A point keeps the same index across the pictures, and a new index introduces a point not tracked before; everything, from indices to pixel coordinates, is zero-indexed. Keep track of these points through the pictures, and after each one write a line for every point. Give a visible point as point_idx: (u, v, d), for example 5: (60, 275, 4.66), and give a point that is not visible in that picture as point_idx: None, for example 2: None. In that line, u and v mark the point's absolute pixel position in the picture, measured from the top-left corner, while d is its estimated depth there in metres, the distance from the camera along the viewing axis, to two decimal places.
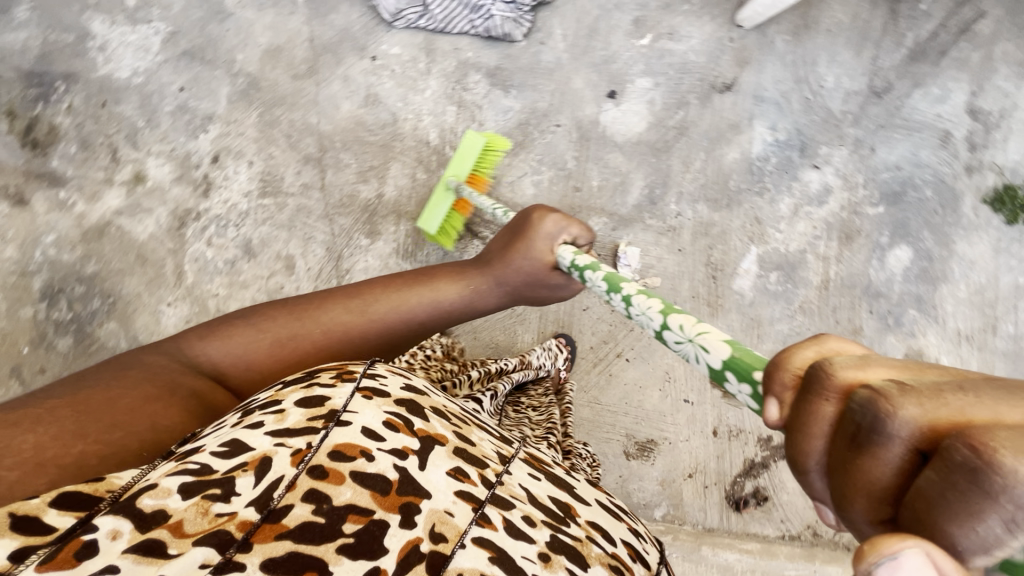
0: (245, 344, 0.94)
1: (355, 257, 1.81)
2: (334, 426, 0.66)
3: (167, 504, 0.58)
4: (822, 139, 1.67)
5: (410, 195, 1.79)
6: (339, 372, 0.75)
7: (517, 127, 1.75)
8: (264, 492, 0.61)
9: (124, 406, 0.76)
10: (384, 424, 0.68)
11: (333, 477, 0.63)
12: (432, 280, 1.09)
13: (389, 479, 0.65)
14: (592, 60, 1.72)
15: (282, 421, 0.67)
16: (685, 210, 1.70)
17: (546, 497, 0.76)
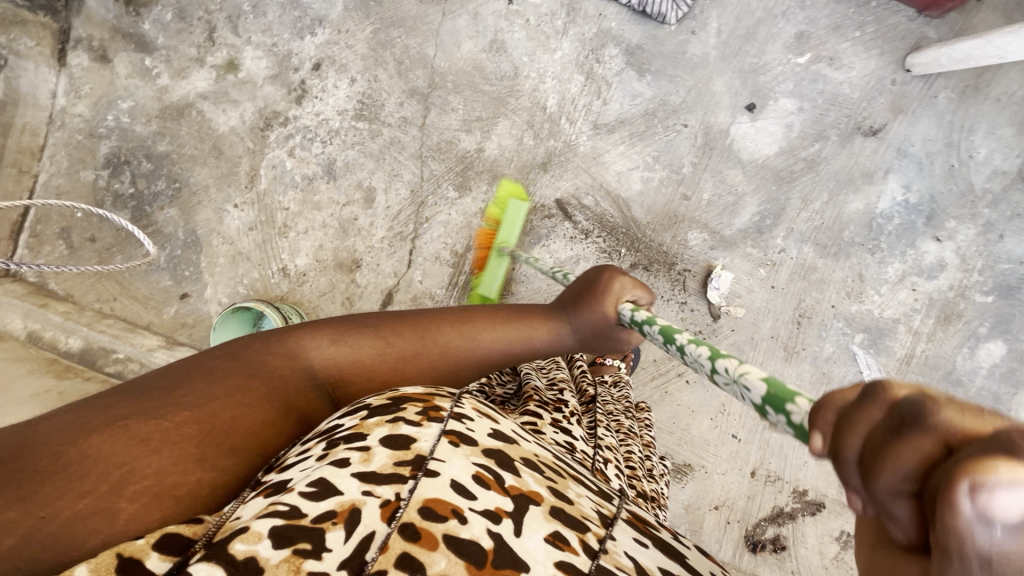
0: (368, 355, 0.79)
1: (438, 207, 1.73)
2: (422, 477, 0.57)
3: (257, 552, 0.48)
4: (953, 213, 1.57)
5: (511, 157, 1.69)
6: (425, 406, 0.66)
7: (641, 115, 1.64)
8: (356, 551, 0.50)
9: (271, 396, 0.69)
10: (474, 479, 0.59)
11: (424, 539, 0.52)
12: (523, 309, 0.90)
13: (484, 546, 0.53)
14: (741, 66, 1.60)
15: (368, 461, 0.57)
16: (791, 248, 1.62)
17: (656, 568, 0.61)
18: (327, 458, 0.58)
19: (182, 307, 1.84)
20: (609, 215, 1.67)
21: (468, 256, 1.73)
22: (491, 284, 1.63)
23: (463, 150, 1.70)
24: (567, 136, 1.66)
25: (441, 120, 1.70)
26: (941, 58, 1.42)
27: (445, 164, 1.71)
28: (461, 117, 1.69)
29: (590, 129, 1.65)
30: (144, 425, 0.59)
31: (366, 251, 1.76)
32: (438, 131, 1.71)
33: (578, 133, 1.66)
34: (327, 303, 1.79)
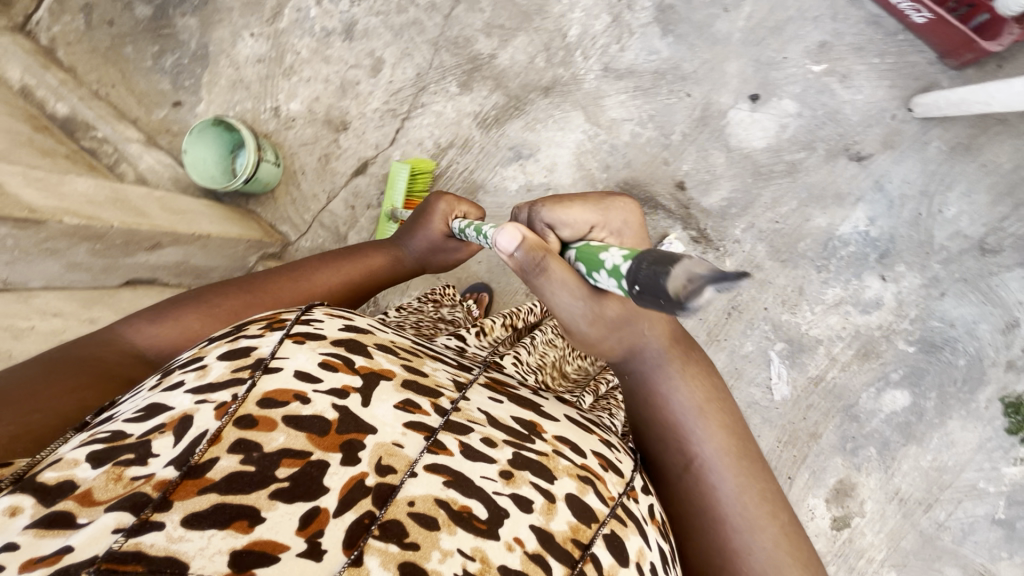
0: (200, 322, 0.78)
1: (436, 97, 1.77)
2: (260, 374, 0.55)
3: (73, 475, 0.48)
4: (905, 258, 1.61)
5: (518, 73, 1.74)
6: (269, 321, 0.64)
7: (651, 73, 1.68)
8: (188, 448, 0.50)
9: (80, 371, 0.67)
10: (320, 365, 0.58)
11: (263, 423, 0.53)
12: (361, 251, 1.02)
13: (327, 420, 0.55)
14: (759, 56, 1.63)
15: (203, 375, 0.56)
16: (745, 242, 1.66)
17: (510, 419, 0.66)
18: (161, 384, 0.57)
19: (170, 114, 1.88)
20: (588, 156, 1.72)
21: (448, 152, 1.78)
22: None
23: (477, 52, 1.75)
24: (577, 71, 1.71)
25: (467, 16, 1.75)
26: (942, 100, 1.47)
27: (457, 59, 1.76)
28: (485, 20, 1.74)
29: (599, 70, 1.70)
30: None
31: (357, 117, 1.82)
32: (460, 26, 1.75)
33: (587, 69, 1.71)
34: (305, 154, 1.84)
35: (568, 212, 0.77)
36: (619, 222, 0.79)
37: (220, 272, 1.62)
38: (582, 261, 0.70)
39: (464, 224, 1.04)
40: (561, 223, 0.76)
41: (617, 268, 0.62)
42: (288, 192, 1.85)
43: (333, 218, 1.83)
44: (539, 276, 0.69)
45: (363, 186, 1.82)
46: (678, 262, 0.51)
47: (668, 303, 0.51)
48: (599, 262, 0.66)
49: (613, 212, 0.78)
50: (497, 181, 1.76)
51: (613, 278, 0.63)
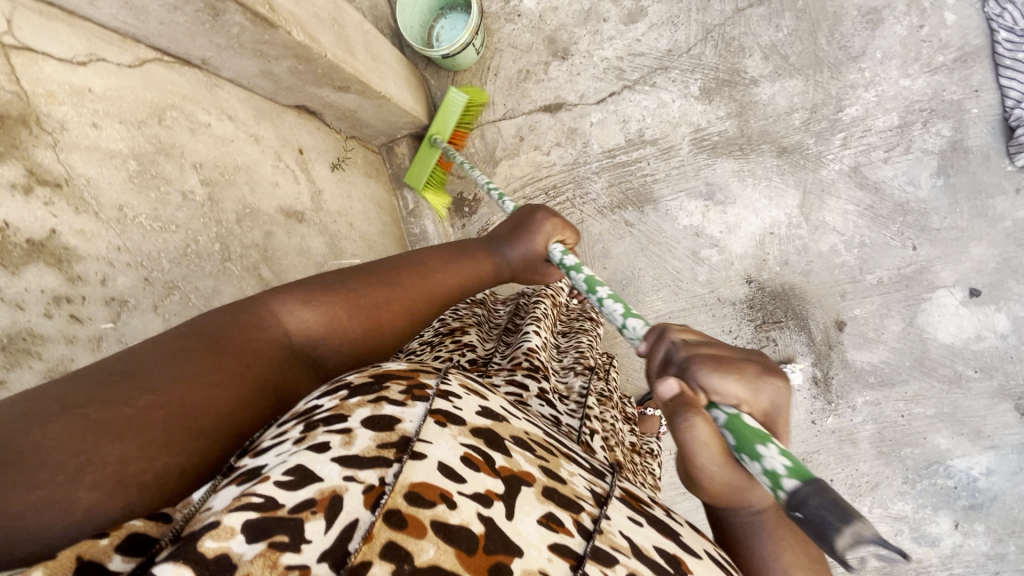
0: (348, 312, 0.68)
1: (670, 85, 1.56)
2: (407, 458, 0.46)
3: (231, 549, 0.37)
4: (991, 523, 1.51)
5: (766, 115, 1.52)
6: (409, 382, 0.55)
7: (895, 202, 1.47)
8: (342, 544, 0.40)
9: (240, 354, 0.56)
10: (461, 460, 0.49)
11: (412, 526, 0.42)
12: (477, 257, 0.89)
13: (474, 534, 0.44)
14: (1012, 257, 1.43)
15: (348, 443, 0.47)
16: (858, 413, 1.55)
17: (652, 549, 0.54)
18: (302, 437, 0.48)
19: None
20: (772, 240, 1.55)
21: (645, 147, 1.60)
22: (421, 172, 1.58)
23: (742, 67, 1.52)
24: (825, 151, 1.50)
25: (757, 24, 1.50)
26: None
27: (717, 62, 1.53)
28: (773, 40, 1.50)
29: (847, 165, 1.49)
30: (73, 413, 0.43)
31: (581, 54, 1.61)
32: (743, 30, 1.51)
33: (836, 156, 1.49)
34: (507, 58, 1.64)
35: (732, 376, 0.52)
36: (781, 406, 0.53)
37: (371, 130, 1.49)
38: (730, 431, 0.51)
39: (569, 258, 0.90)
40: (718, 383, 0.52)
41: (778, 477, 0.46)
42: (469, 84, 1.67)
43: (495, 137, 1.68)
44: (683, 432, 0.52)
45: (543, 126, 1.65)
46: (852, 521, 0.40)
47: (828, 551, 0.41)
48: (752, 451, 0.49)
49: (778, 391, 0.53)
50: (672, 206, 1.60)
51: (760, 466, 0.48)
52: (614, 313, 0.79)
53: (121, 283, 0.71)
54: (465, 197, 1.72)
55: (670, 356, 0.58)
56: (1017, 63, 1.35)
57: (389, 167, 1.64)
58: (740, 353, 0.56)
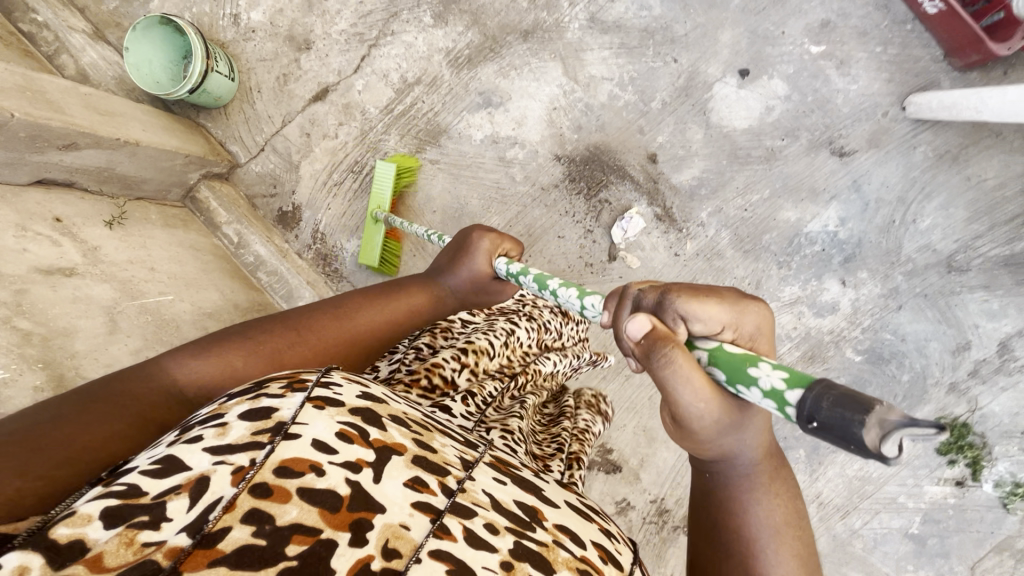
0: (243, 359, 0.69)
1: (407, 26, 1.64)
2: (279, 440, 0.45)
3: (85, 535, 0.37)
4: (870, 265, 1.54)
5: (499, 10, 1.60)
6: (290, 378, 0.51)
7: (640, 30, 1.55)
8: (201, 513, 0.40)
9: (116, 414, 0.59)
10: (340, 435, 0.47)
11: (278, 492, 0.42)
12: (404, 287, 0.94)
13: (338, 495, 0.44)
14: (755, 26, 1.52)
15: (221, 435, 0.45)
16: (709, 226, 1.58)
17: (511, 503, 0.53)
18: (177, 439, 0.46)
19: (121, 7, 1.72)
20: (559, 113, 1.61)
21: (413, 89, 1.66)
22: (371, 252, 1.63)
23: None
24: (562, 16, 1.58)
25: None
26: (936, 101, 1.39)
27: None
28: None
29: (584, 20, 1.57)
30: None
31: (322, 37, 1.68)
32: None
33: (573, 16, 1.57)
34: (262, 71, 1.71)
35: (704, 298, 0.58)
36: (763, 330, 0.59)
37: (152, 184, 1.52)
38: (720, 368, 0.56)
39: (514, 267, 0.94)
40: (694, 312, 0.58)
41: (779, 392, 0.49)
42: (241, 110, 1.73)
43: (287, 146, 1.73)
44: (664, 370, 0.55)
45: (321, 114, 1.70)
46: (869, 407, 0.41)
47: (866, 454, 0.41)
48: (747, 373, 0.53)
49: (757, 319, 0.59)
50: (462, 128, 1.65)
51: (758, 390, 0.52)
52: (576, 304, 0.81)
53: None
54: (285, 210, 1.75)
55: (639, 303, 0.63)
56: None
57: (200, 215, 1.68)
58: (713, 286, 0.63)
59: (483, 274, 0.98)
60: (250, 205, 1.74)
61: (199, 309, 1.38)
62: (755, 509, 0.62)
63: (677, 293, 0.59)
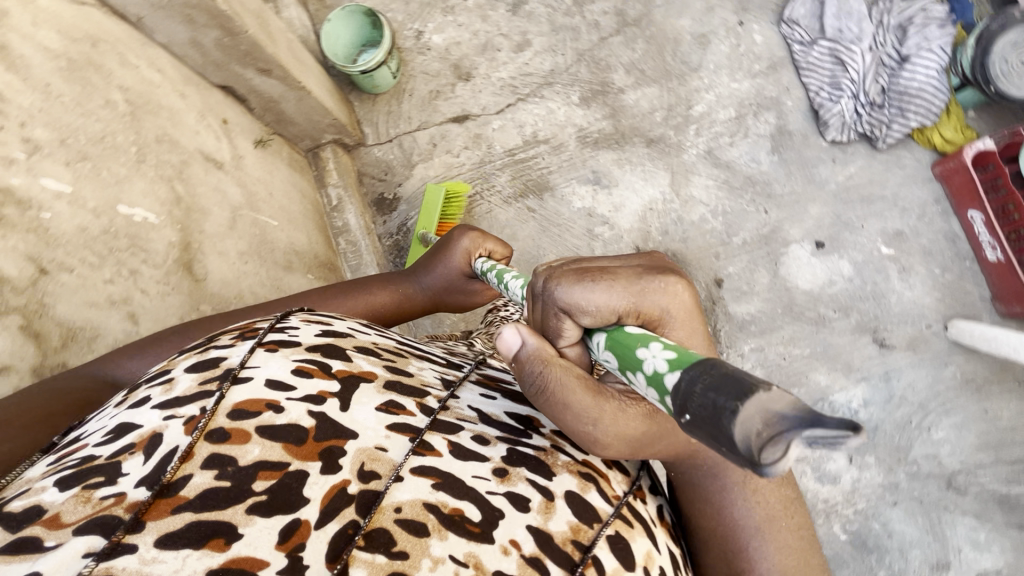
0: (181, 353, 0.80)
1: (556, 97, 1.89)
2: (230, 386, 0.53)
3: (40, 500, 0.45)
4: (878, 453, 1.63)
5: (636, 115, 1.84)
6: (241, 330, 0.63)
7: (744, 176, 1.78)
8: (158, 467, 0.47)
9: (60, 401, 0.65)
10: (295, 373, 0.56)
11: (238, 436, 0.50)
12: (372, 287, 1.10)
13: (303, 428, 0.53)
14: (840, 212, 1.73)
15: (168, 390, 0.55)
16: (747, 360, 1.69)
17: (502, 414, 0.67)
18: (128, 400, 0.55)
19: None
20: (653, 214, 1.80)
21: (539, 145, 1.87)
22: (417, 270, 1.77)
23: (611, 80, 1.87)
24: (684, 140, 1.82)
25: (619, 47, 1.88)
26: (978, 330, 1.56)
27: (591, 77, 1.88)
28: (631, 59, 1.87)
29: (702, 150, 1.81)
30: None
31: (482, 76, 1.92)
32: (608, 52, 1.88)
33: (693, 144, 1.81)
34: (420, 81, 1.93)
35: (590, 286, 0.62)
36: (670, 309, 0.63)
37: (295, 129, 1.69)
38: (615, 352, 0.58)
39: (486, 265, 1.06)
40: (585, 305, 0.61)
41: (659, 375, 0.47)
42: (388, 103, 1.93)
43: (411, 145, 1.91)
44: (539, 386, 0.62)
45: (452, 133, 1.91)
46: (746, 398, 0.35)
47: (738, 454, 0.35)
48: (637, 360, 0.52)
49: (663, 295, 0.62)
50: (567, 192, 1.84)
51: (644, 375, 0.50)
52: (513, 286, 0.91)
53: (38, 133, 0.83)
54: (385, 196, 1.90)
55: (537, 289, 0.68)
56: (811, 64, 1.77)
57: (314, 169, 1.82)
58: (618, 268, 0.66)
59: (457, 273, 1.14)
60: (357, 179, 1.90)
61: (290, 244, 1.49)
62: (733, 503, 0.69)
63: (568, 285, 0.63)
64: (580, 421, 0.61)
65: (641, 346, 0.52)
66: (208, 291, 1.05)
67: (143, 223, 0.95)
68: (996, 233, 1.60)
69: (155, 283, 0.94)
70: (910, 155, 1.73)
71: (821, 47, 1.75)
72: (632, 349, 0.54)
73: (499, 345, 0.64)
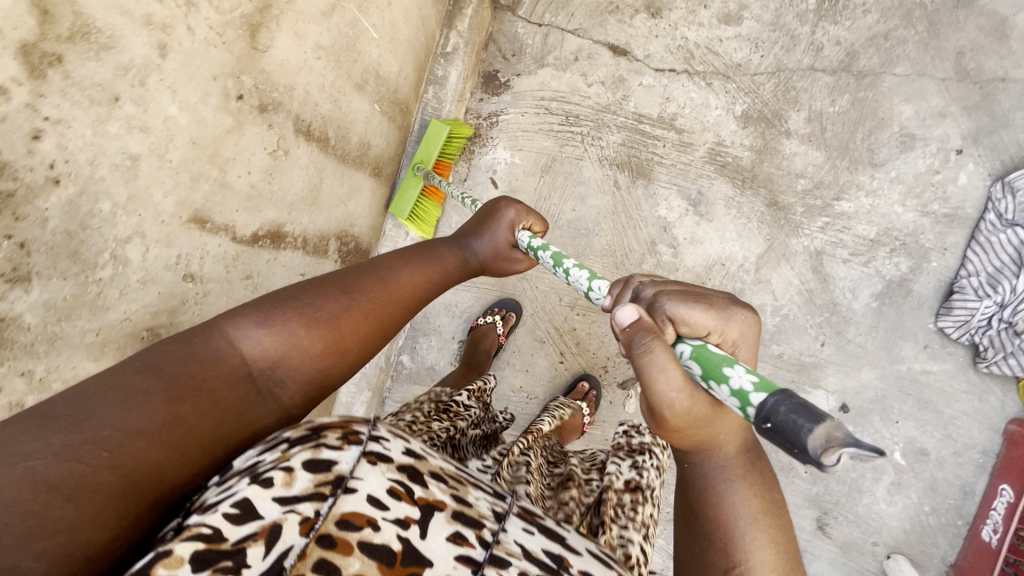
0: (305, 330, 0.67)
1: (721, 93, 1.63)
2: (342, 491, 0.49)
3: None
4: None
5: (781, 169, 1.60)
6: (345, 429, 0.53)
7: (830, 300, 1.58)
8: (274, 567, 0.43)
9: (200, 401, 0.55)
10: (390, 491, 0.51)
11: (341, 544, 0.46)
12: (438, 251, 0.96)
13: (394, 552, 0.47)
14: (889, 395, 1.55)
15: (293, 479, 0.47)
16: None
17: (540, 550, 0.57)
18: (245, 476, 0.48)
19: None
20: (719, 270, 1.63)
21: (669, 130, 1.65)
22: (403, 206, 1.61)
23: (786, 116, 1.60)
24: (805, 224, 1.59)
25: (820, 89, 1.58)
26: None
27: (769, 99, 1.61)
28: (823, 110, 1.58)
29: (813, 247, 1.59)
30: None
31: (668, 22, 1.65)
32: (805, 86, 1.59)
33: (811, 234, 1.59)
34: None
35: (695, 304, 0.63)
36: (746, 336, 0.64)
37: None
38: (698, 362, 0.59)
39: (536, 242, 0.99)
40: (690, 313, 0.62)
41: (744, 392, 0.52)
42: None
43: (554, 43, 1.70)
44: (642, 357, 0.59)
45: (599, 59, 1.68)
46: (817, 420, 0.44)
47: (805, 456, 0.44)
48: (720, 378, 0.55)
49: (745, 326, 0.64)
50: (660, 193, 1.66)
51: (726, 387, 0.54)
52: (581, 278, 0.87)
53: None
54: (497, 76, 1.73)
55: (638, 291, 0.69)
56: (987, 244, 1.47)
57: (452, 4, 1.64)
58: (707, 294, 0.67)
59: (508, 242, 1.04)
60: (483, 42, 1.72)
61: (377, 64, 1.36)
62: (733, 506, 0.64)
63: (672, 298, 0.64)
64: (669, 392, 0.59)
65: (726, 359, 0.56)
66: (260, 66, 0.96)
67: None
68: (1009, 524, 1.39)
69: (207, 27, 0.84)
70: (998, 395, 1.51)
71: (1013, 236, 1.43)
72: (711, 360, 0.57)
73: (618, 311, 0.62)
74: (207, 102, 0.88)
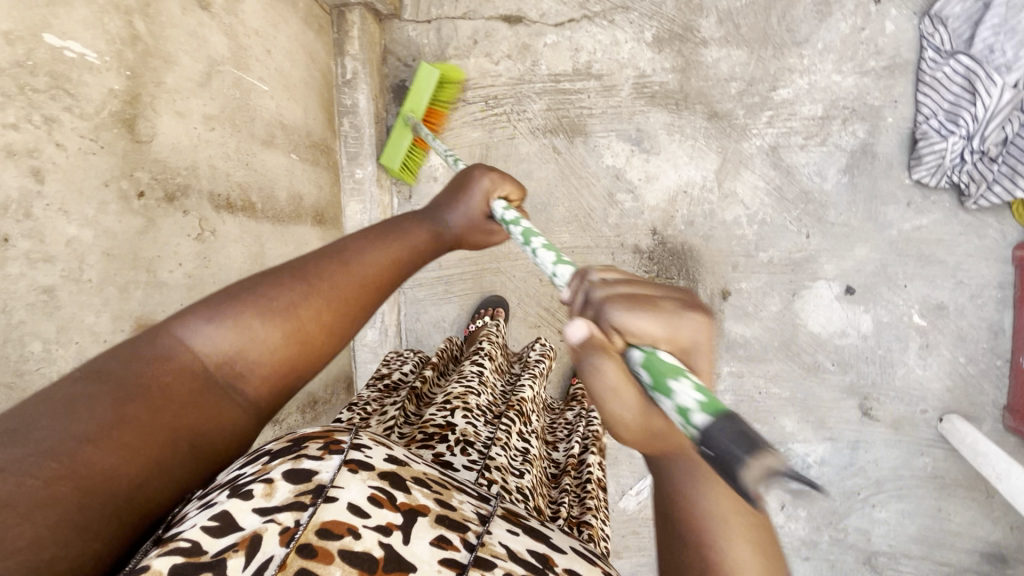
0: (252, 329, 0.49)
1: (626, 26, 1.59)
2: (326, 499, 0.42)
3: None
4: (815, 510, 1.58)
5: (710, 81, 1.56)
6: (328, 438, 0.48)
7: (801, 189, 1.54)
8: None
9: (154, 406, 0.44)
10: (372, 497, 0.44)
11: (323, 553, 0.39)
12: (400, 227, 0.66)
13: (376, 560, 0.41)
14: (889, 263, 1.51)
15: (271, 492, 0.42)
16: (722, 380, 1.60)
17: (524, 551, 0.49)
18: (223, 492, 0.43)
19: None
20: (684, 198, 1.59)
21: (589, 79, 1.61)
22: (394, 153, 1.60)
23: (696, 26, 1.56)
24: (751, 125, 1.55)
25: None
26: (971, 438, 1.38)
27: (675, 15, 1.56)
28: (731, 7, 1.54)
29: (767, 144, 1.55)
30: None
31: None
32: None
33: (760, 132, 1.55)
34: None
35: (648, 309, 0.39)
36: (703, 354, 0.40)
37: None
38: (647, 370, 0.38)
39: (511, 216, 0.71)
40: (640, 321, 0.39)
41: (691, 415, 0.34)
42: None
43: (449, 34, 1.66)
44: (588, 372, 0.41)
45: (498, 34, 1.64)
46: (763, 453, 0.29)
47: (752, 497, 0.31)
48: (663, 386, 0.36)
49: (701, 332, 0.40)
50: (601, 143, 1.62)
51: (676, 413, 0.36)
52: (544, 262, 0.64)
53: None
54: (406, 85, 1.69)
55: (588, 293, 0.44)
56: (935, 81, 1.43)
57: (335, 30, 1.60)
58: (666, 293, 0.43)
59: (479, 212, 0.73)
60: (381, 57, 1.68)
61: (279, 115, 1.33)
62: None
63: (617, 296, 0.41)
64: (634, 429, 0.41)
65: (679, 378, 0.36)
66: (150, 157, 0.93)
67: (74, 60, 0.81)
68: None
69: (77, 138, 0.81)
70: (996, 226, 1.47)
71: (957, 64, 1.39)
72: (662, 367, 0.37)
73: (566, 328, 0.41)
74: (108, 211, 0.85)
